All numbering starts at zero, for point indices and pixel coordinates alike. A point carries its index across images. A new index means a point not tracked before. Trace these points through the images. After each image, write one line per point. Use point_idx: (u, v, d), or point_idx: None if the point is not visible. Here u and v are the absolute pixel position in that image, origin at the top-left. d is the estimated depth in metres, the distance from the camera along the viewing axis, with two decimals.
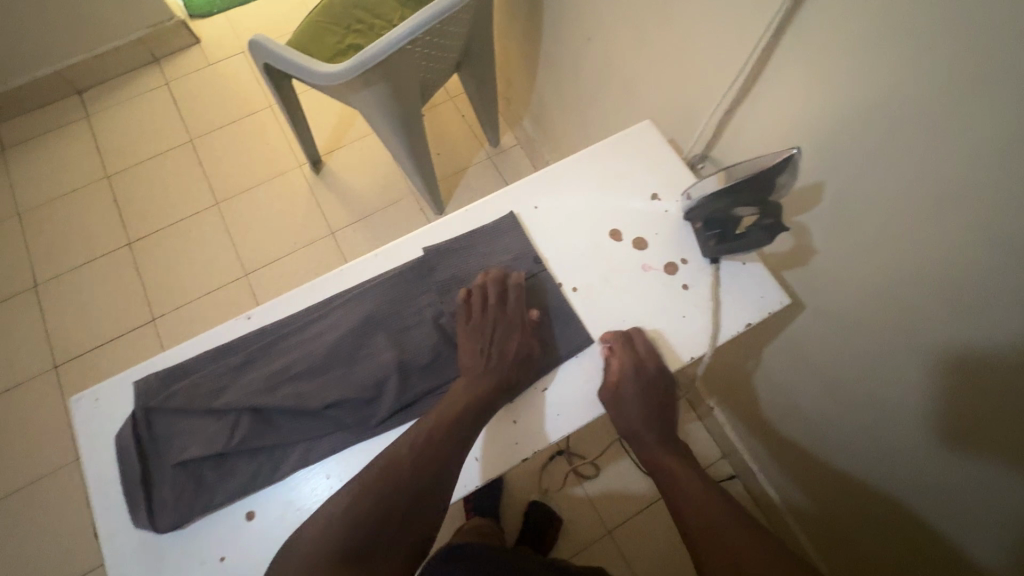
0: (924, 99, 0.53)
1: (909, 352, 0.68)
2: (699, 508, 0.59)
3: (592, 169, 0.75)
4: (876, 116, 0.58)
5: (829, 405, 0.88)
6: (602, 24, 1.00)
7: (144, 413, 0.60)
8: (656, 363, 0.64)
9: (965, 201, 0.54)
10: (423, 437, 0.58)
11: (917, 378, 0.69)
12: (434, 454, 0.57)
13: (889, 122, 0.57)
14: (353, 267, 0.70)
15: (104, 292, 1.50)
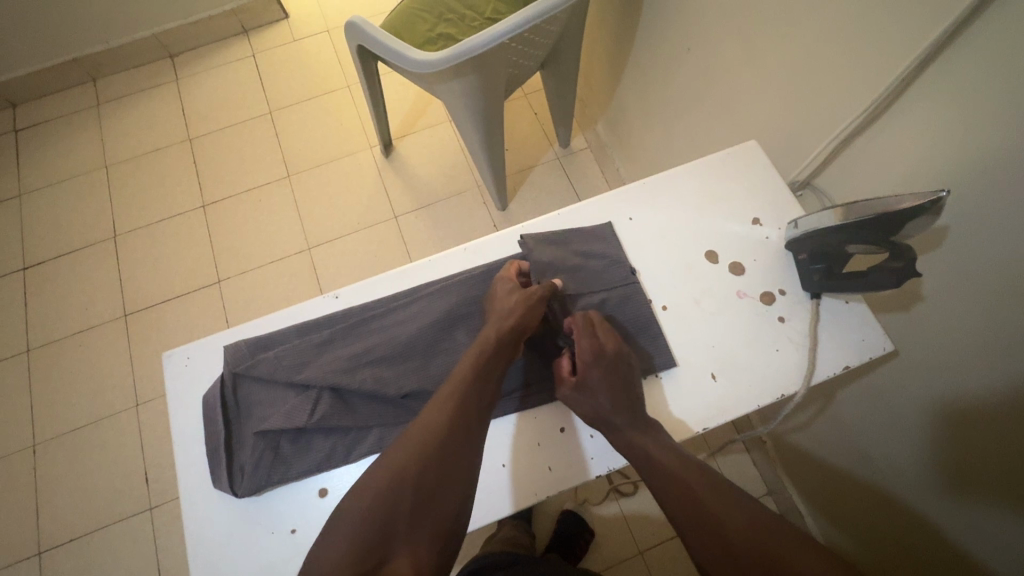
0: None
1: (1010, 418, 0.64)
2: (696, 488, 0.52)
3: (692, 185, 0.73)
4: None
5: (905, 457, 0.83)
6: (707, 36, 0.97)
7: (231, 377, 0.62)
8: (612, 345, 0.61)
9: None
10: (448, 416, 0.54)
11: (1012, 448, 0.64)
12: (456, 442, 0.53)
13: None
14: (443, 258, 0.70)
15: (176, 249, 1.57)
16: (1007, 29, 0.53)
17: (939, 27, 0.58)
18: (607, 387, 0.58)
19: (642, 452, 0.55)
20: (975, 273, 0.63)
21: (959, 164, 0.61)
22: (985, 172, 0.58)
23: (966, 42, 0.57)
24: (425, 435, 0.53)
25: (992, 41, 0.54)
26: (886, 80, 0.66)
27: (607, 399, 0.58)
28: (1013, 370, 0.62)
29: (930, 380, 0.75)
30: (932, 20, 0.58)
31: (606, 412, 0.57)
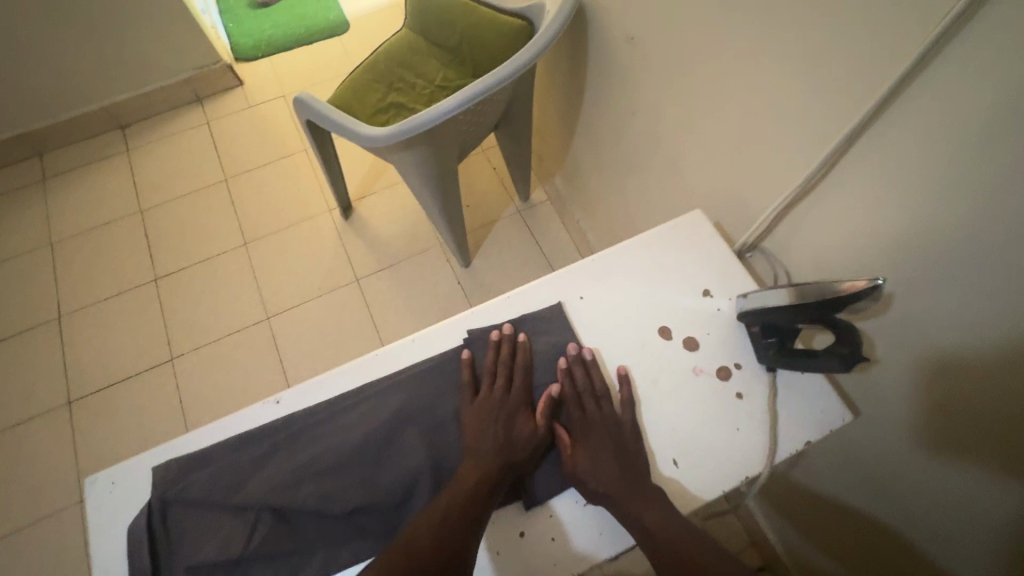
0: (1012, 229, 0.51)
1: (987, 480, 0.63)
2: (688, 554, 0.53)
3: (642, 259, 0.72)
4: (960, 236, 0.56)
5: (885, 514, 0.82)
6: (648, 101, 0.99)
7: (159, 504, 0.57)
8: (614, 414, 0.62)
9: None
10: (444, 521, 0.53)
11: (995, 511, 0.63)
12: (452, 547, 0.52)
13: (978, 244, 0.54)
14: (391, 350, 0.67)
15: (126, 327, 1.50)
16: (930, 103, 0.55)
17: (871, 98, 0.60)
18: (613, 462, 0.58)
19: (640, 525, 0.54)
20: (925, 337, 0.64)
21: (902, 227, 0.62)
22: (918, 242, 0.60)
23: (896, 113, 0.59)
24: (427, 540, 0.52)
25: (914, 115, 0.56)
26: (826, 145, 0.67)
27: (608, 476, 0.57)
28: (977, 430, 0.62)
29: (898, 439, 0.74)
30: (864, 91, 0.60)
31: (609, 489, 0.56)
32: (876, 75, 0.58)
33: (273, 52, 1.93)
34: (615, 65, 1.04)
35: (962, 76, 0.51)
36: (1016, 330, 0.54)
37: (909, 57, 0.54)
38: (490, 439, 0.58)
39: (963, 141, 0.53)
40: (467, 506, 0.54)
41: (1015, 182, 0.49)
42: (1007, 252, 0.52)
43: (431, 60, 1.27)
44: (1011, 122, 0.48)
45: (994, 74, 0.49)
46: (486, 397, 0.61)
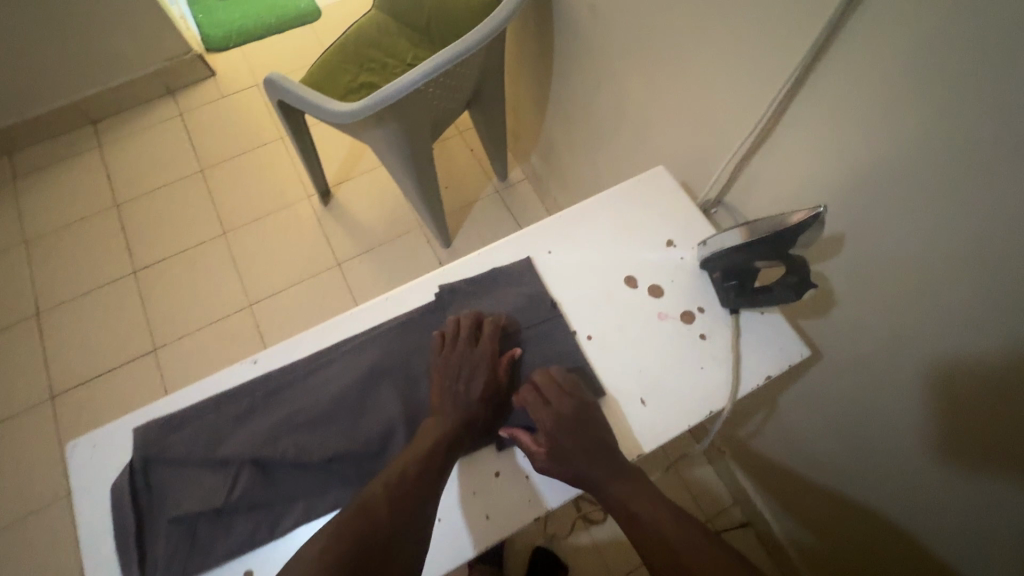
0: (946, 158, 0.53)
1: (930, 400, 0.67)
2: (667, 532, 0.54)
3: (607, 215, 0.74)
4: (898, 171, 0.58)
5: (848, 448, 0.86)
6: (612, 69, 1.01)
7: (141, 463, 0.58)
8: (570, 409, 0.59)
9: (992, 262, 0.54)
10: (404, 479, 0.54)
11: (945, 431, 0.67)
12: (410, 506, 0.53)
13: (915, 179, 0.57)
14: (364, 310, 0.68)
15: (107, 321, 1.49)
16: (861, 47, 0.57)
17: (806, 49, 0.62)
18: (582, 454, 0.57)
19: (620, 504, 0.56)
20: (875, 274, 0.67)
21: (846, 170, 0.65)
22: (863, 182, 0.63)
23: (830, 62, 0.61)
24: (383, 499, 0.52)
25: (851, 59, 0.59)
26: (771, 100, 0.69)
27: (583, 462, 0.56)
28: (924, 360, 0.66)
29: (856, 378, 0.78)
30: (799, 42, 0.63)
31: (586, 474, 0.56)
32: (808, 25, 0.61)
33: (243, 42, 1.91)
34: (578, 34, 1.06)
35: (884, 20, 0.54)
36: (953, 256, 0.57)
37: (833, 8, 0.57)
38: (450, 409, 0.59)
39: (893, 81, 0.55)
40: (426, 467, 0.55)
41: (943, 113, 0.52)
42: (941, 181, 0.55)
43: (400, 40, 1.27)
44: (930, 57, 0.51)
45: (912, 15, 0.51)
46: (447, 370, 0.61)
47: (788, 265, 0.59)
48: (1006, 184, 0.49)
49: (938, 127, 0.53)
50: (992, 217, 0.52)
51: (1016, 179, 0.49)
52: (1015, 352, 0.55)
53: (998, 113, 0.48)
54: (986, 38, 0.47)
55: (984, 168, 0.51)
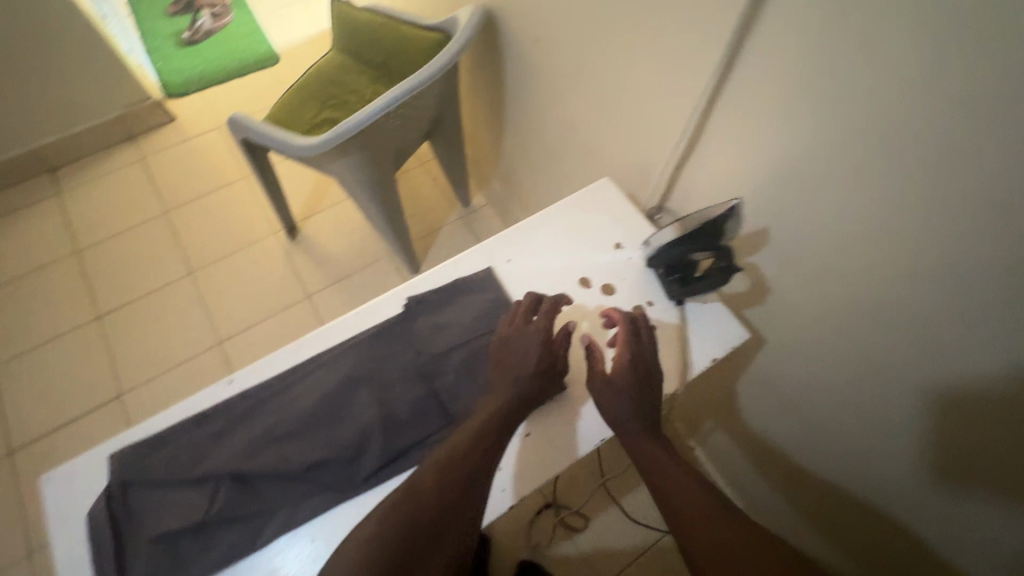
0: (834, 152, 0.61)
1: (853, 369, 0.73)
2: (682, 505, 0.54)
3: (560, 223, 0.81)
4: (799, 167, 0.66)
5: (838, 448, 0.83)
6: (557, 94, 1.10)
7: (119, 487, 0.59)
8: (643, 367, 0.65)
9: (882, 240, 0.61)
10: (462, 447, 0.57)
11: (868, 396, 0.72)
12: (468, 470, 0.56)
13: (812, 172, 0.65)
14: (334, 326, 0.71)
15: (68, 369, 1.45)
16: (752, 63, 0.65)
17: (712, 69, 0.71)
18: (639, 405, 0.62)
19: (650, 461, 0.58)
20: (794, 259, 0.73)
21: (757, 169, 0.72)
22: (772, 179, 0.71)
23: (734, 79, 0.69)
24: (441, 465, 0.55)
25: (745, 73, 0.67)
26: (692, 113, 0.78)
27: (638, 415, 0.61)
28: (845, 334, 0.71)
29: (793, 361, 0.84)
30: (707, 62, 0.71)
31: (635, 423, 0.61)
32: (712, 48, 0.69)
33: (204, 86, 1.95)
34: (524, 65, 1.14)
35: (770, 41, 0.62)
36: (853, 235, 0.64)
37: (728, 33, 0.65)
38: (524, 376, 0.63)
39: (785, 93, 0.64)
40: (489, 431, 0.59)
41: (825, 115, 0.60)
42: (830, 173, 0.63)
43: (359, 77, 1.34)
44: (806, 69, 0.59)
45: (790, 37, 0.60)
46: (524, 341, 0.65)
47: (717, 252, 0.67)
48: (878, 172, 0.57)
49: (825, 130, 0.61)
50: (874, 201, 0.59)
51: (886, 167, 0.56)
52: (915, 315, 0.61)
53: (865, 116, 0.56)
54: (846, 49, 0.55)
55: (863, 163, 0.59)
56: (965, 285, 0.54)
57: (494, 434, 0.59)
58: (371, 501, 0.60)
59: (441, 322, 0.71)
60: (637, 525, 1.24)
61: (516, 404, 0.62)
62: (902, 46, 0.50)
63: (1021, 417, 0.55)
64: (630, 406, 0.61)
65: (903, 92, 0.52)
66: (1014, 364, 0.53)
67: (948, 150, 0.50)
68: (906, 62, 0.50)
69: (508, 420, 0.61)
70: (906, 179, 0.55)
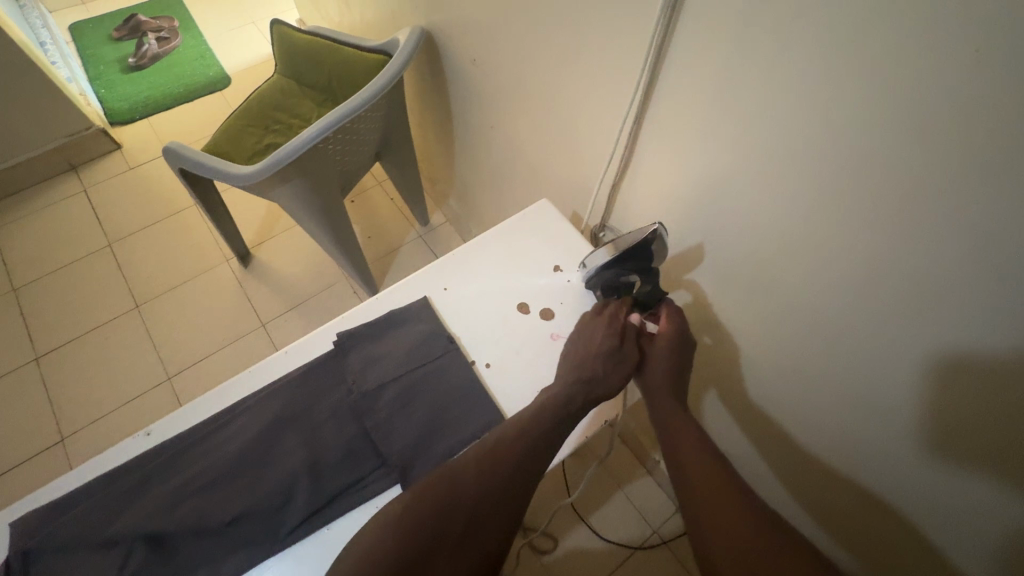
0: (753, 171, 0.61)
1: (793, 379, 0.74)
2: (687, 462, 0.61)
3: (498, 247, 0.79)
4: (723, 186, 0.66)
5: (817, 441, 0.77)
6: (500, 113, 1.09)
7: (20, 557, 0.55)
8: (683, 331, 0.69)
9: (805, 255, 0.61)
10: (510, 439, 0.60)
11: (813, 404, 0.73)
12: (513, 463, 0.58)
13: (735, 190, 0.64)
14: (261, 367, 0.68)
15: (4, 415, 1.37)
16: (673, 82, 0.65)
17: (634, 91, 0.70)
18: (668, 365, 0.67)
19: (665, 417, 0.65)
20: (730, 280, 0.74)
21: (687, 188, 0.72)
22: (704, 198, 0.70)
23: (657, 101, 0.69)
24: (481, 457, 0.58)
25: (667, 95, 0.66)
26: (621, 134, 0.77)
27: (664, 372, 0.67)
28: (781, 347, 0.72)
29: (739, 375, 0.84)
30: (630, 84, 0.71)
31: (661, 376, 0.66)
32: (633, 70, 0.69)
33: (150, 112, 1.90)
34: (466, 85, 1.13)
35: (683, 65, 0.62)
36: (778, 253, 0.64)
37: (644, 56, 0.65)
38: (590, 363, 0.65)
39: (704, 114, 0.63)
40: (542, 421, 0.61)
41: (740, 133, 0.60)
42: (751, 191, 0.63)
43: (303, 100, 1.31)
44: (721, 87, 0.59)
45: (701, 61, 0.60)
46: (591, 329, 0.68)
47: (648, 274, 0.70)
48: (794, 190, 0.57)
49: (742, 152, 0.61)
50: (794, 218, 0.59)
51: (802, 186, 0.56)
52: (844, 329, 0.61)
53: (774, 138, 0.56)
54: (753, 68, 0.54)
55: (778, 183, 0.59)
56: (882, 300, 0.55)
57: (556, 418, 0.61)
58: (296, 554, 0.58)
59: (372, 355, 0.68)
60: (607, 543, 1.22)
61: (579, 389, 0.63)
62: (800, 67, 0.50)
63: (948, 420, 0.56)
64: (661, 365, 0.67)
65: (807, 113, 0.52)
66: (938, 375, 0.54)
67: (855, 170, 0.50)
68: (803, 87, 0.50)
69: (566, 407, 0.62)
70: (817, 198, 0.55)
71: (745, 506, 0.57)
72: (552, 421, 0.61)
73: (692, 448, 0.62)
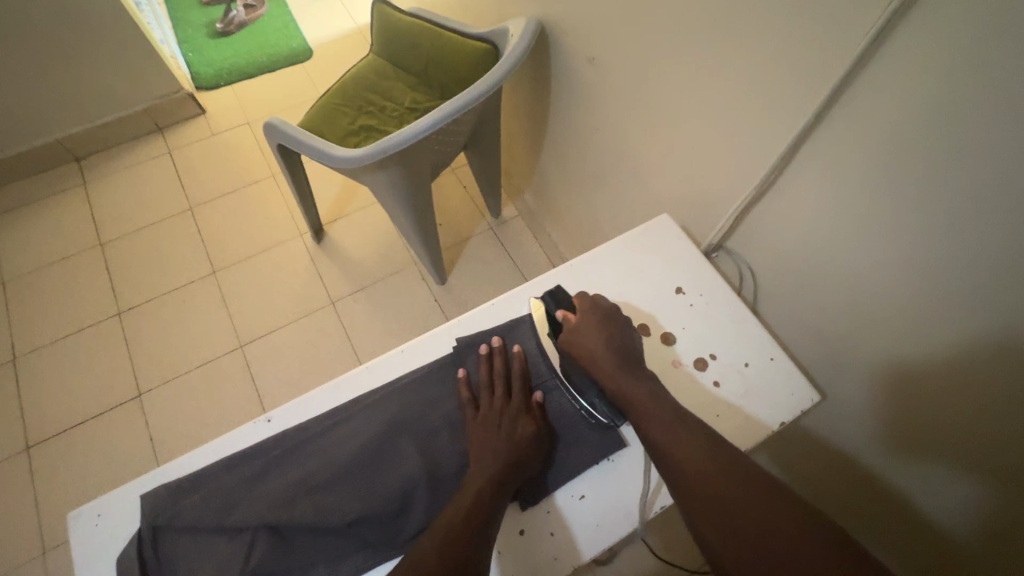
0: (949, 202, 0.57)
1: (932, 431, 0.70)
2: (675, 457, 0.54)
3: (616, 262, 0.77)
4: (903, 213, 0.62)
5: (940, 502, 0.74)
6: (610, 115, 1.04)
7: (149, 532, 0.56)
8: (596, 314, 0.68)
9: (996, 303, 0.57)
10: (458, 523, 0.53)
11: (951, 462, 0.70)
12: (463, 553, 0.51)
13: (919, 220, 0.61)
14: (377, 365, 0.68)
15: (87, 365, 1.43)
16: (866, 99, 0.61)
17: (811, 107, 0.66)
18: (606, 344, 0.64)
19: (631, 399, 0.60)
20: (884, 320, 0.70)
21: (847, 214, 0.69)
22: (874, 225, 0.66)
23: (832, 120, 0.66)
24: (438, 541, 0.51)
25: (853, 113, 0.63)
26: (778, 151, 0.74)
27: (605, 356, 0.63)
28: (927, 398, 0.69)
29: (865, 418, 0.80)
30: (806, 99, 0.67)
31: (603, 360, 0.63)
32: (812, 86, 0.65)
33: (234, 79, 1.92)
34: (574, 82, 1.09)
35: (882, 88, 0.59)
36: (958, 296, 0.60)
37: (836, 73, 0.62)
38: (493, 447, 0.60)
39: (896, 143, 0.60)
40: (477, 510, 0.54)
41: (942, 160, 0.56)
42: (941, 224, 0.59)
43: (398, 83, 1.29)
44: (931, 109, 0.55)
45: (910, 88, 0.56)
46: (487, 411, 0.63)
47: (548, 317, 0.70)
48: (1003, 229, 0.53)
49: (938, 191, 0.57)
50: (994, 260, 0.55)
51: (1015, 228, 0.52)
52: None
53: (988, 182, 0.53)
54: (988, 91, 0.50)
55: (981, 230, 0.55)
56: None
57: (484, 511, 0.54)
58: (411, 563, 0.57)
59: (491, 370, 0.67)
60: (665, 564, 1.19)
61: (499, 475, 0.57)
62: None
63: None
64: (595, 348, 0.64)
65: None
66: None
67: None
68: None
69: (496, 495, 0.56)
70: None
71: (745, 481, 0.51)
72: (487, 508, 0.55)
73: (676, 436, 0.55)
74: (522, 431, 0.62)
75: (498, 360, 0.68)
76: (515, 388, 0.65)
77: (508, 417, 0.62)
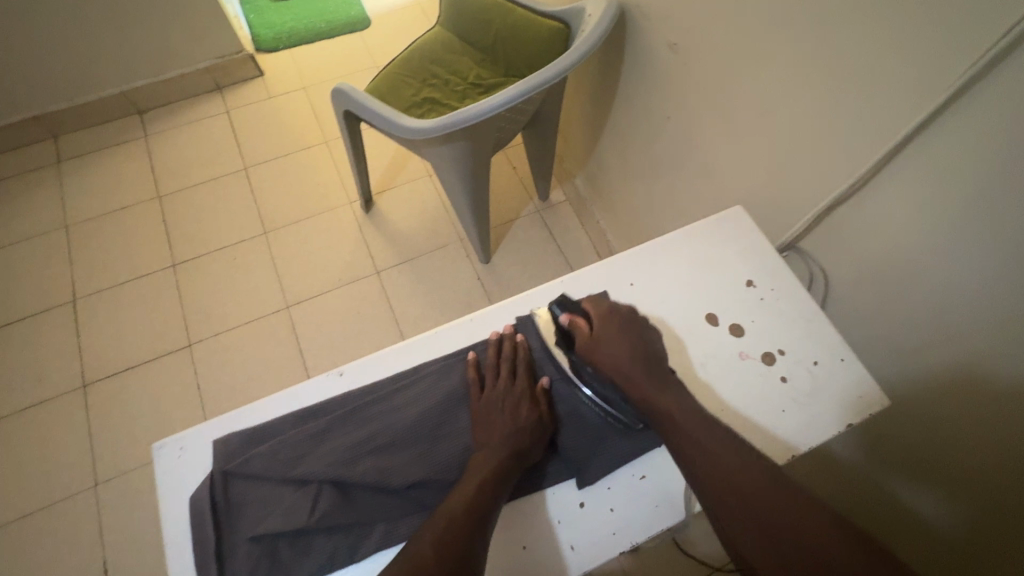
0: None
1: (1008, 474, 0.66)
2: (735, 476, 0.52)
3: (687, 250, 0.76)
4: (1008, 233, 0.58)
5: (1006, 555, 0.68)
6: (683, 104, 1.01)
7: (221, 476, 0.58)
8: (613, 320, 0.66)
9: None
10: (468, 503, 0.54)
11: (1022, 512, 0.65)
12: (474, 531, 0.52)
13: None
14: (444, 331, 0.69)
15: (141, 311, 1.49)
16: (982, 109, 0.57)
17: (922, 111, 0.62)
18: (628, 349, 0.63)
19: (658, 406, 0.59)
20: (963, 338, 0.66)
21: (942, 225, 0.65)
22: (971, 241, 0.62)
23: (939, 129, 0.62)
24: (449, 519, 0.52)
25: (963, 123, 0.59)
26: (871, 155, 0.70)
27: (629, 362, 0.62)
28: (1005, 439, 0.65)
29: (931, 452, 0.75)
30: (915, 103, 0.63)
31: (627, 365, 0.62)
32: (926, 90, 0.61)
33: (294, 43, 1.93)
34: (647, 68, 1.06)
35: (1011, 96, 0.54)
36: None
37: (957, 76, 0.57)
38: (506, 432, 0.60)
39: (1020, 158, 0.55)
40: (483, 493, 0.55)
41: None
42: None
43: (463, 57, 1.28)
44: None
45: None
46: (491, 396, 0.63)
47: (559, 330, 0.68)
48: None
49: None
50: None
51: None
52: None
53: None
54: None
55: None
56: None
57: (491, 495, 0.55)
58: None
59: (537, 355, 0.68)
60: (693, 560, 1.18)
61: (508, 459, 0.58)
62: None
63: None
64: (616, 353, 0.63)
65: None
66: None
67: None
68: None
69: (503, 479, 0.57)
70: None
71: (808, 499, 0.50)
72: (491, 492, 0.55)
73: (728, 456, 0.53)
74: (532, 419, 0.62)
75: (510, 346, 0.67)
76: (519, 377, 0.64)
77: (514, 405, 0.62)
